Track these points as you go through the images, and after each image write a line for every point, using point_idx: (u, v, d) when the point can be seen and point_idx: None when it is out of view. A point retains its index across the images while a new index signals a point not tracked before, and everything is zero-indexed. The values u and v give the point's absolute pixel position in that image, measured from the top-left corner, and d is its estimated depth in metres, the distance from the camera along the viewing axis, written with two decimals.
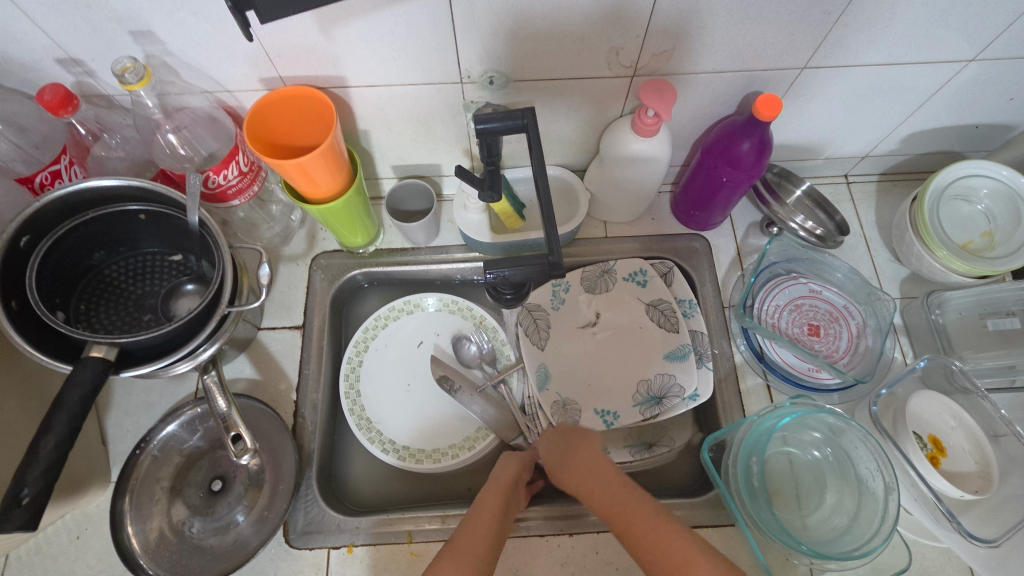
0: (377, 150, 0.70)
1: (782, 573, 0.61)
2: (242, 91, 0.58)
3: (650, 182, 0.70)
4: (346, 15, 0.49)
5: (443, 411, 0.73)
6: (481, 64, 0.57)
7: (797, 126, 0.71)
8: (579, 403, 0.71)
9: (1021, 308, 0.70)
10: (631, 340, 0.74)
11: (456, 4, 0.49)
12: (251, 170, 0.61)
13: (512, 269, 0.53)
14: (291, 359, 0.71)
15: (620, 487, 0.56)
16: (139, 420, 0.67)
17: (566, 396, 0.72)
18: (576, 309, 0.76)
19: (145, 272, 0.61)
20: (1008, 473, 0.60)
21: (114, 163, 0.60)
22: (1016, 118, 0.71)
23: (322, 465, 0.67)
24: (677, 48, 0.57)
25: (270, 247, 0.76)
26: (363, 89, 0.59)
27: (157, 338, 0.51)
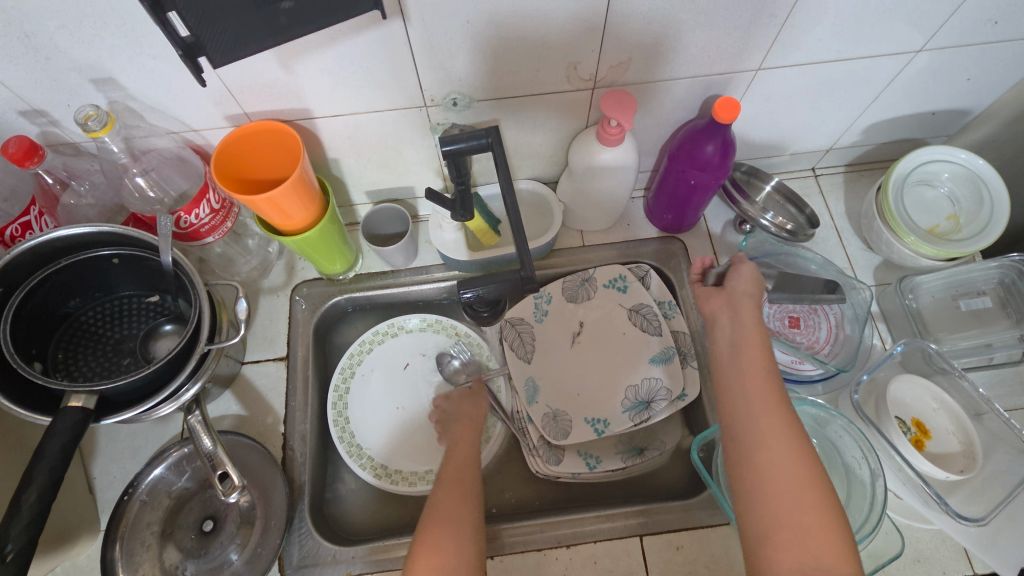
0: (350, 177, 0.70)
1: None
2: (209, 130, 0.58)
3: (621, 190, 0.71)
4: (305, 49, 0.49)
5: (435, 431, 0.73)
6: (443, 87, 0.58)
7: (760, 125, 0.73)
8: (570, 414, 0.72)
9: (992, 287, 0.72)
10: (617, 345, 0.75)
11: (412, 31, 0.50)
12: (222, 207, 0.61)
13: (483, 287, 0.54)
14: (276, 392, 0.71)
15: (759, 371, 0.52)
16: (126, 465, 0.66)
17: (557, 407, 0.72)
18: (559, 320, 0.77)
19: (122, 315, 0.61)
20: (991, 451, 0.61)
21: (84, 211, 0.60)
22: (970, 102, 0.73)
23: (314, 496, 0.67)
24: (634, 59, 0.58)
25: (249, 280, 0.76)
26: (329, 120, 0.59)
27: (135, 382, 0.51)
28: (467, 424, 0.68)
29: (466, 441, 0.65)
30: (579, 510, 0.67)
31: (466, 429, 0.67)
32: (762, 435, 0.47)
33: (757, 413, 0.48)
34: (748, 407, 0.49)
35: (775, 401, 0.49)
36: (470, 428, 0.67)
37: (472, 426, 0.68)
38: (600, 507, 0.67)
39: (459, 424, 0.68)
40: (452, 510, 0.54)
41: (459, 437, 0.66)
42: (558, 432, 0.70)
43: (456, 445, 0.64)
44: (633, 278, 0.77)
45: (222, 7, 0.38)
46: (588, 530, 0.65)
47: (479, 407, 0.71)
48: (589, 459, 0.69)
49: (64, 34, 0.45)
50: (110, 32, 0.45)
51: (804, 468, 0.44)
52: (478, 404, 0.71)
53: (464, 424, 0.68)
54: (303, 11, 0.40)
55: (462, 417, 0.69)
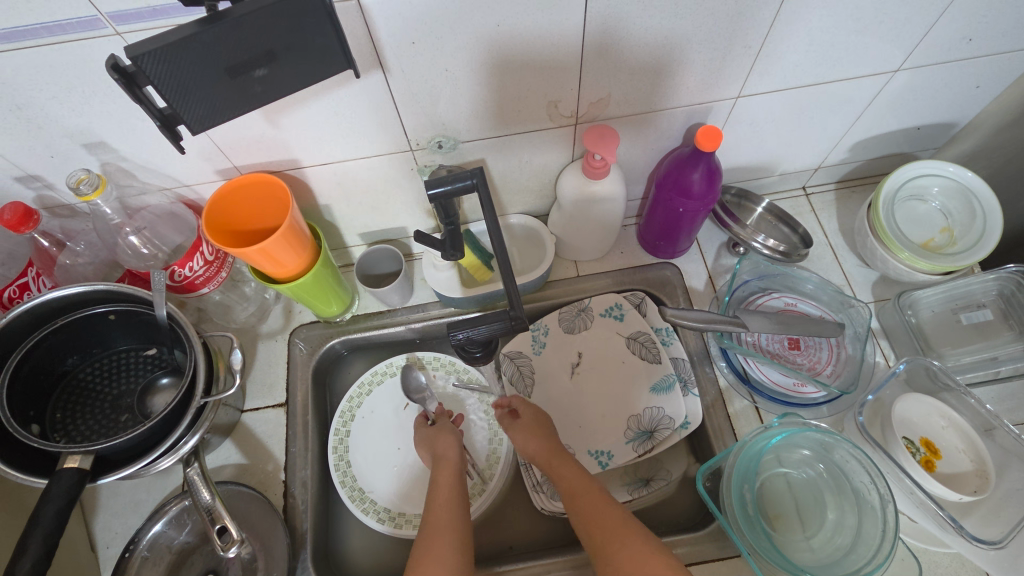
0: (342, 221, 0.71)
1: None
2: (201, 184, 0.59)
3: (611, 220, 0.71)
4: (290, 104, 0.51)
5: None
6: (428, 131, 0.59)
7: (746, 149, 0.73)
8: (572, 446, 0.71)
9: (991, 299, 0.72)
10: (615, 374, 0.74)
11: (393, 81, 0.51)
12: (217, 258, 0.62)
13: (473, 329, 0.54)
14: (276, 439, 0.70)
15: (596, 495, 0.58)
16: (127, 520, 0.66)
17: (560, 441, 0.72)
18: (558, 351, 0.76)
19: (119, 371, 0.61)
20: (1005, 469, 0.60)
21: (82, 269, 0.61)
22: (954, 116, 0.73)
23: (316, 543, 0.66)
24: (613, 95, 0.59)
25: (247, 327, 0.76)
26: (317, 168, 0.60)
27: (132, 440, 0.51)
28: (446, 463, 0.64)
29: (446, 489, 0.61)
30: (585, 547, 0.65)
31: (447, 473, 0.63)
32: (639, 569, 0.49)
33: (628, 551, 0.51)
34: (608, 536, 0.53)
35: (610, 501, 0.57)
36: (451, 478, 0.63)
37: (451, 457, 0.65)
38: None
39: (437, 466, 0.64)
40: (435, 572, 0.51)
41: (443, 476, 0.63)
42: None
43: (437, 499, 0.60)
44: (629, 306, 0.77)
45: (197, 80, 0.38)
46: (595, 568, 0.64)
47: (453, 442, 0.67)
48: None
49: (55, 104, 0.46)
50: (100, 99, 0.46)
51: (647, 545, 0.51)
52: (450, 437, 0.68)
53: (444, 466, 0.64)
54: (278, 73, 0.41)
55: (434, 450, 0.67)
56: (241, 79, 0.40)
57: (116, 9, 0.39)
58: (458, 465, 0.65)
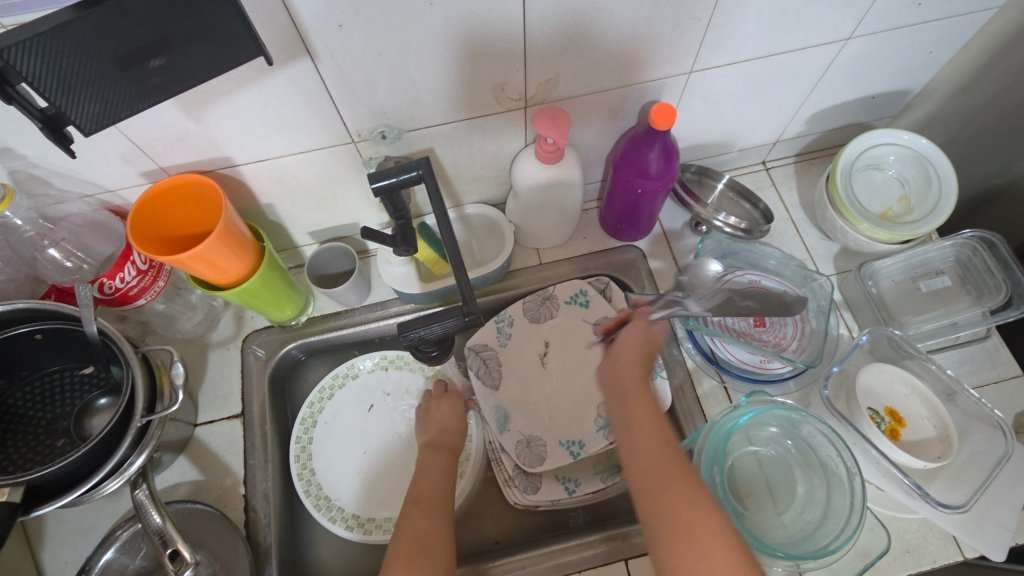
0: (289, 220, 0.68)
1: None
2: (127, 189, 0.55)
3: (569, 205, 0.69)
4: (211, 97, 0.47)
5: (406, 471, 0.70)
6: (369, 121, 0.56)
7: (703, 126, 0.72)
8: (544, 439, 0.69)
9: (949, 266, 0.72)
10: (583, 362, 0.73)
11: (324, 68, 0.48)
12: (151, 266, 0.58)
13: (426, 328, 0.51)
14: (233, 452, 0.67)
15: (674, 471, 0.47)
16: (78, 548, 0.62)
17: (531, 433, 0.70)
18: (526, 340, 0.74)
19: (53, 393, 0.57)
20: (966, 433, 0.60)
21: (0, 286, 0.56)
22: (906, 83, 0.73)
23: (282, 557, 0.63)
24: (563, 74, 0.57)
25: (196, 336, 0.72)
26: (254, 165, 0.57)
27: (64, 468, 0.48)
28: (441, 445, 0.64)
29: (435, 472, 0.60)
30: (558, 539, 0.64)
31: (441, 455, 0.62)
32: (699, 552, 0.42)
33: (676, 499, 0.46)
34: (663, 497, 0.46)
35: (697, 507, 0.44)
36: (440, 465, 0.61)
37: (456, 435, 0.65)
38: (581, 533, 0.65)
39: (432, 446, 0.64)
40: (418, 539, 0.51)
41: (429, 467, 0.61)
42: (534, 459, 0.68)
43: (423, 479, 0.59)
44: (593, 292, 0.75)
45: (83, 72, 0.35)
46: (570, 560, 0.63)
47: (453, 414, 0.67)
48: (568, 483, 0.67)
49: None
50: None
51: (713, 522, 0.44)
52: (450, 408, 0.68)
53: (433, 453, 0.63)
54: (178, 62, 0.38)
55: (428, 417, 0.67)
56: (134, 71, 0.37)
57: None
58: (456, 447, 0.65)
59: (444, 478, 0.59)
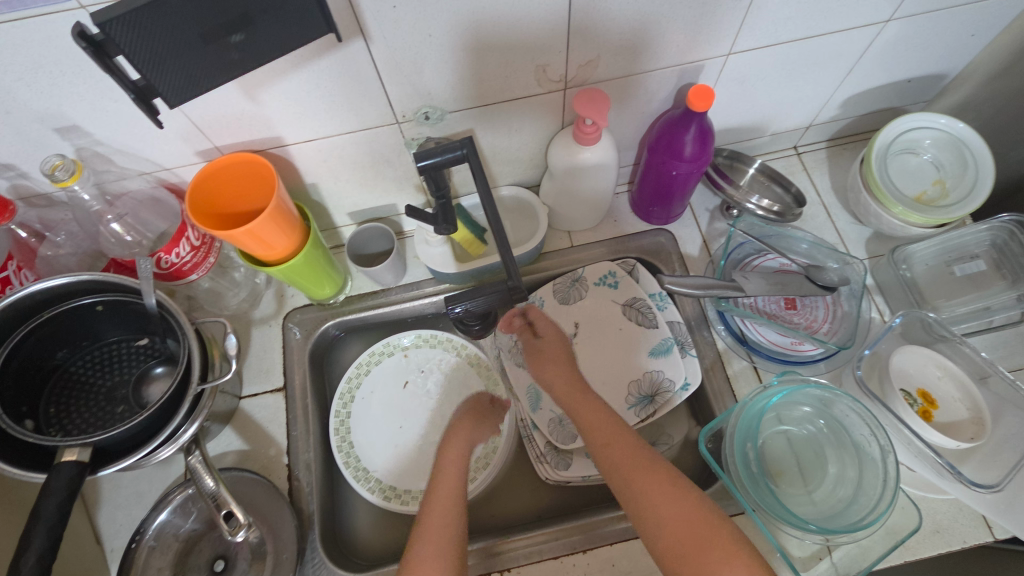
0: (330, 200, 0.70)
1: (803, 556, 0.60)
2: (182, 167, 0.57)
3: (604, 188, 0.70)
4: (268, 78, 0.49)
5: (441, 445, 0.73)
6: (413, 103, 0.57)
7: (737, 109, 0.73)
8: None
9: (984, 250, 0.72)
10: (612, 343, 0.74)
11: (375, 50, 0.49)
12: (203, 243, 0.60)
13: (471, 301, 0.52)
14: (277, 423, 0.70)
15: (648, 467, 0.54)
16: (132, 511, 0.65)
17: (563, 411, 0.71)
18: (555, 322, 0.76)
19: (111, 362, 0.60)
20: (1000, 415, 0.61)
21: (65, 260, 0.60)
22: (944, 67, 0.73)
23: (324, 525, 0.66)
24: (603, 56, 0.58)
25: (239, 313, 0.75)
26: (302, 145, 0.59)
27: (128, 430, 0.51)
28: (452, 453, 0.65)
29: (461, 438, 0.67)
30: (590, 513, 0.66)
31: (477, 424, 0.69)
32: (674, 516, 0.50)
33: (655, 485, 0.53)
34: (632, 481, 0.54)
35: (659, 480, 0.53)
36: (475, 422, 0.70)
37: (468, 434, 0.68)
38: (614, 508, 0.66)
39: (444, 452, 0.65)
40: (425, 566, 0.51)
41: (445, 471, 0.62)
42: (566, 435, 0.69)
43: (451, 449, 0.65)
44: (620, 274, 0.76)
45: (169, 47, 0.37)
46: (602, 533, 0.64)
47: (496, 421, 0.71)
48: None
49: (22, 86, 0.44)
50: (70, 79, 0.44)
51: (688, 507, 0.51)
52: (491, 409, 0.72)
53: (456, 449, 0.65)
54: (254, 40, 0.40)
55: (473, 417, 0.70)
56: (215, 45, 0.38)
57: None
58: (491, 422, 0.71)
59: (459, 479, 0.61)
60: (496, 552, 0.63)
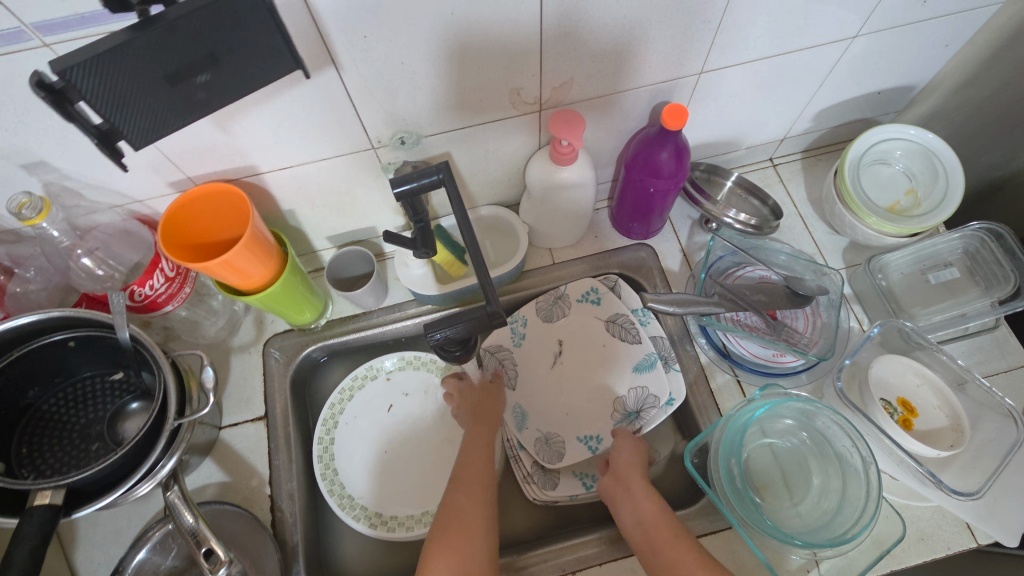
0: (308, 225, 0.69)
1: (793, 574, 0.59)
2: (154, 199, 0.57)
3: (583, 206, 0.71)
4: (240, 110, 0.48)
5: (428, 467, 0.72)
6: (388, 128, 0.57)
7: (713, 125, 0.73)
8: (561, 436, 0.70)
9: (957, 258, 0.73)
10: (596, 359, 0.74)
11: (347, 79, 0.49)
12: (178, 274, 0.59)
13: (450, 328, 0.51)
14: (258, 452, 0.68)
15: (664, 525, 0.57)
16: (109, 550, 0.64)
17: (549, 430, 0.71)
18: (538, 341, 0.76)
19: (85, 398, 0.59)
20: (979, 421, 0.61)
21: (34, 296, 0.59)
22: (911, 79, 0.74)
23: (309, 555, 0.64)
24: (577, 78, 0.58)
25: (217, 341, 0.73)
26: (277, 173, 0.58)
27: (104, 470, 0.50)
28: (478, 455, 0.64)
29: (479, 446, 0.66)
30: (578, 533, 0.65)
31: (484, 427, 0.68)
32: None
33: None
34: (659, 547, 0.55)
35: None
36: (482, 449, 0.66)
37: (488, 424, 0.69)
38: (602, 527, 0.66)
39: (467, 451, 0.65)
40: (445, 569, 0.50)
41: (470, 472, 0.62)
42: (553, 455, 0.69)
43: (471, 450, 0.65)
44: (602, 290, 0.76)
45: (134, 89, 0.36)
46: (591, 553, 0.63)
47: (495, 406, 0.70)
48: (586, 479, 0.68)
49: None
50: (35, 116, 0.43)
51: None
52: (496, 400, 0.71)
53: (472, 455, 0.64)
54: (222, 78, 0.39)
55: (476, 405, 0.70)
56: (180, 87, 0.38)
57: (40, 18, 0.37)
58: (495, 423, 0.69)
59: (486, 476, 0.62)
60: None
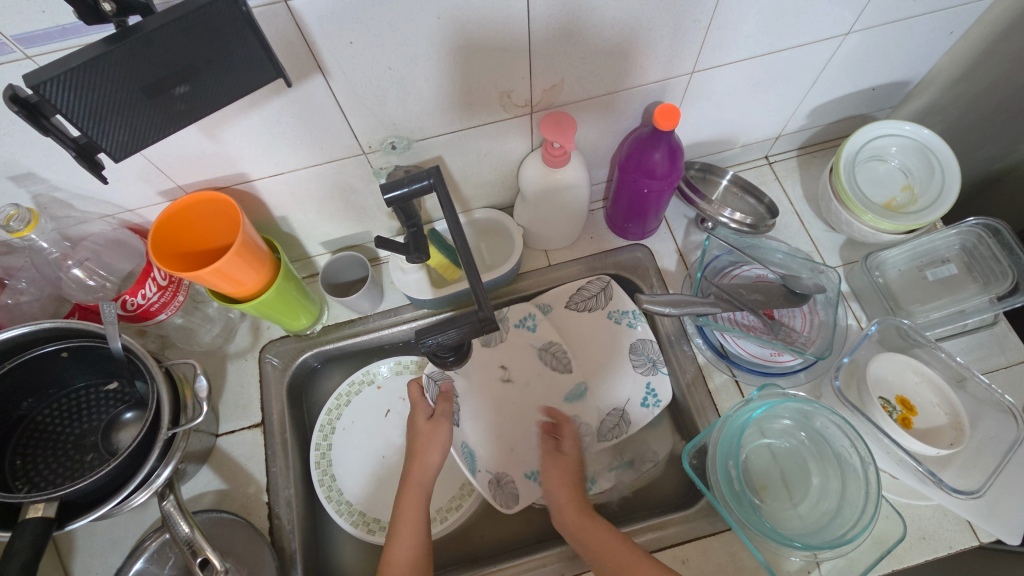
0: (301, 231, 0.69)
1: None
2: (145, 208, 0.56)
3: (577, 207, 0.70)
4: (227, 118, 0.48)
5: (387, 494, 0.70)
6: (379, 133, 0.57)
7: (706, 124, 0.73)
8: (511, 475, 0.68)
9: (954, 254, 0.73)
10: (581, 363, 0.74)
11: (335, 85, 0.49)
12: (171, 282, 0.59)
13: (442, 333, 0.50)
14: (255, 460, 0.68)
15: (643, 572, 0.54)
16: (107, 560, 0.63)
17: (498, 471, 0.68)
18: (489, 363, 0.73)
19: (79, 409, 0.58)
20: (978, 419, 0.61)
21: (26, 307, 0.59)
22: (906, 75, 0.74)
23: (307, 562, 0.64)
24: (567, 80, 0.58)
25: (213, 348, 0.73)
26: (268, 180, 0.58)
27: (97, 482, 0.49)
28: (415, 489, 0.62)
29: (409, 523, 0.59)
30: None
31: (410, 498, 0.61)
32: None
33: None
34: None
35: None
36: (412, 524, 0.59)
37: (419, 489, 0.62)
38: None
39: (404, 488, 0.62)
40: None
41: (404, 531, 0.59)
42: (509, 497, 0.67)
43: (402, 533, 0.59)
44: (593, 292, 0.76)
45: (114, 102, 0.36)
46: None
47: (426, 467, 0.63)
48: (584, 481, 0.68)
49: None
50: (20, 128, 0.43)
51: None
52: (435, 447, 0.64)
53: (405, 513, 0.60)
54: (202, 88, 0.39)
55: (417, 452, 0.64)
56: (159, 99, 0.38)
57: (21, 31, 0.36)
58: (424, 491, 0.62)
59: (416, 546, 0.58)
60: None
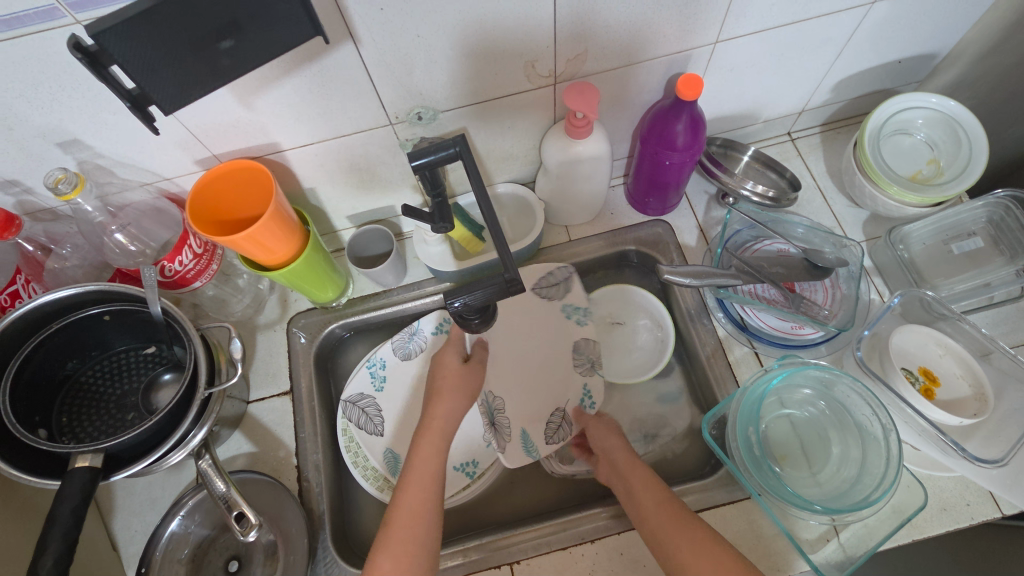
0: (328, 204, 0.71)
1: (815, 547, 0.59)
2: (181, 177, 0.59)
3: (599, 181, 0.71)
4: (261, 84, 0.50)
5: None
6: (405, 103, 0.58)
7: (728, 97, 0.73)
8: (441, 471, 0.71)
9: (981, 227, 0.72)
10: (531, 367, 0.74)
11: (365, 52, 0.50)
12: (205, 251, 0.61)
13: (469, 295, 0.52)
14: (285, 425, 0.71)
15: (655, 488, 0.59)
16: (146, 517, 0.66)
17: None
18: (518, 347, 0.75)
19: (120, 371, 0.61)
20: (1003, 391, 0.61)
21: (71, 272, 0.62)
22: (933, 46, 0.73)
23: (335, 523, 0.66)
24: (591, 50, 0.58)
25: (244, 319, 0.76)
26: (297, 151, 0.60)
27: (140, 435, 0.52)
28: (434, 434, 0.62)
29: (422, 479, 0.58)
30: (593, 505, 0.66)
31: (428, 452, 0.61)
32: (688, 550, 0.53)
33: (670, 520, 0.56)
34: (659, 523, 0.56)
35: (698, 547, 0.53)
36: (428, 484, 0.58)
37: (438, 441, 0.62)
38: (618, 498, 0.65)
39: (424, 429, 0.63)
40: None
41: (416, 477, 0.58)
42: None
43: (413, 484, 0.58)
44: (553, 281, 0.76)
45: (161, 56, 0.38)
46: (609, 522, 0.64)
47: (459, 397, 0.65)
48: None
49: (22, 102, 0.45)
50: (68, 94, 0.45)
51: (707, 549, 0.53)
52: (458, 379, 0.66)
53: (425, 451, 0.61)
54: (245, 43, 0.41)
55: (440, 393, 0.65)
56: (205, 52, 0.40)
57: None
58: (446, 432, 0.63)
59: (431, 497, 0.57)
60: (506, 545, 0.63)
